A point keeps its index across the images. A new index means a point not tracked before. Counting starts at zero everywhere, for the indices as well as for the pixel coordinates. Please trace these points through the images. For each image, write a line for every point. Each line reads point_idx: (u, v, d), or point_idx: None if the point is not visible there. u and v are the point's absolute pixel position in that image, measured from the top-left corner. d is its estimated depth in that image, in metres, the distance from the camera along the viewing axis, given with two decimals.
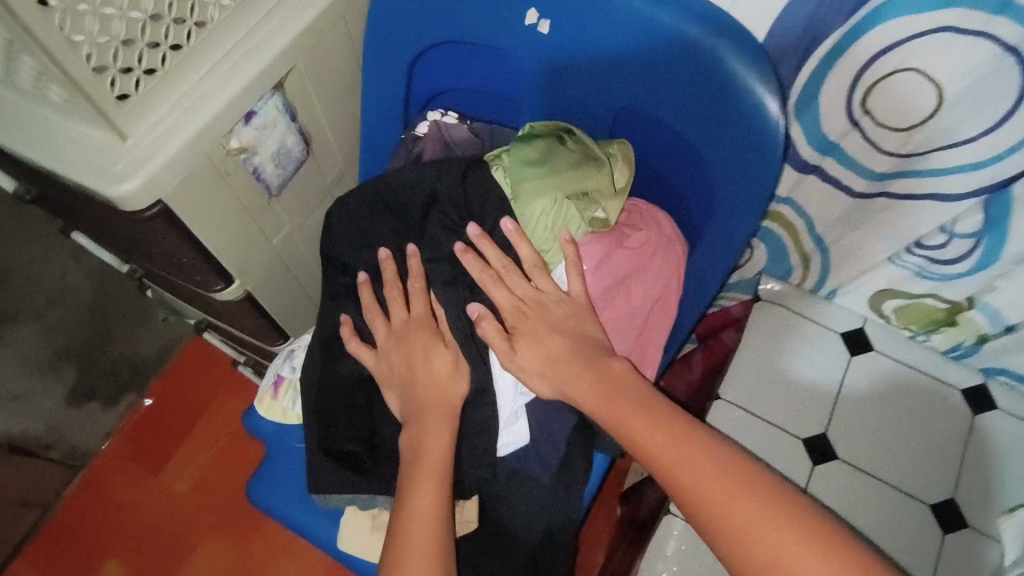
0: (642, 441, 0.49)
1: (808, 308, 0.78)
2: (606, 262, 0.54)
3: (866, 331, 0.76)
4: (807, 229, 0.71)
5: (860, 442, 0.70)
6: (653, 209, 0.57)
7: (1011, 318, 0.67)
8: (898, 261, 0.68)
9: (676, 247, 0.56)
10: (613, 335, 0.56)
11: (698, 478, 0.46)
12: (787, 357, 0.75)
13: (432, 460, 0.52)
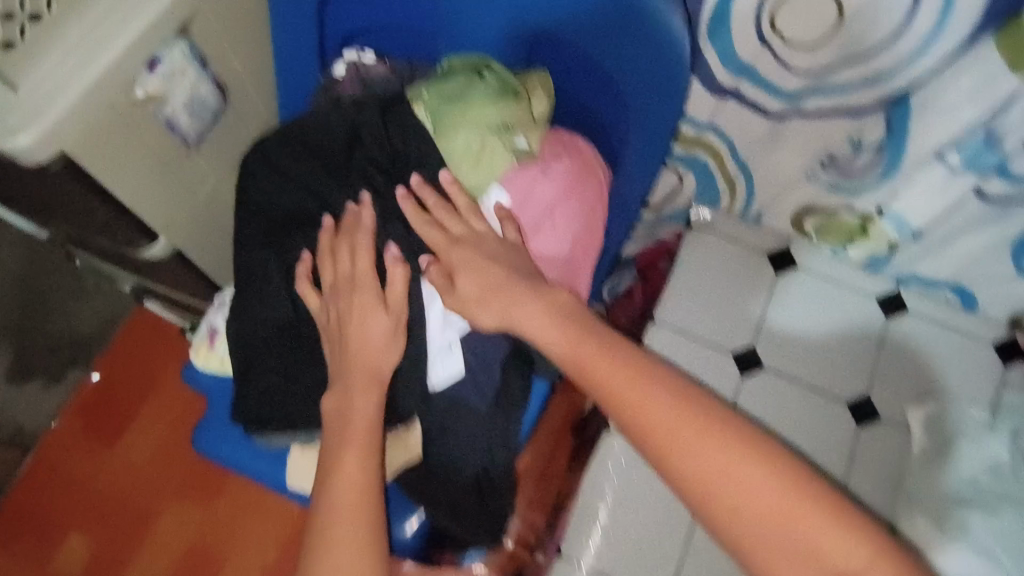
0: (597, 379, 0.48)
1: (739, 235, 0.81)
2: (530, 192, 0.55)
3: (790, 250, 0.80)
4: (731, 154, 0.73)
5: (783, 354, 0.77)
6: (574, 137, 0.58)
7: (915, 222, 0.70)
8: (815, 177, 0.71)
9: (597, 173, 0.57)
10: (542, 264, 0.56)
11: (655, 418, 0.46)
12: (721, 280, 0.79)
13: (356, 426, 0.52)
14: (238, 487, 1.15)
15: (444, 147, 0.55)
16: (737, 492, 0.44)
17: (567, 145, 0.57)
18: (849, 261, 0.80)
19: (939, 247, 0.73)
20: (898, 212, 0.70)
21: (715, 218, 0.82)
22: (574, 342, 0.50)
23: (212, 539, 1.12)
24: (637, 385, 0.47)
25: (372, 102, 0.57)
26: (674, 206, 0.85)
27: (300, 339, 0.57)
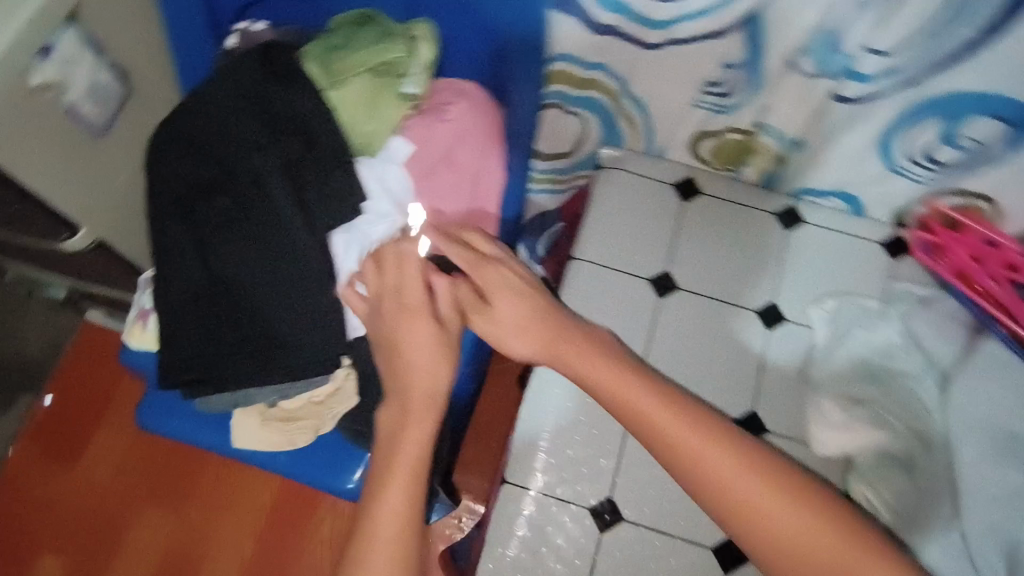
0: (654, 432, 0.51)
1: (660, 171, 0.80)
2: (433, 135, 0.59)
3: (797, 209, 0.78)
4: (716, 111, 0.68)
5: (729, 295, 0.75)
6: (457, 82, 0.61)
7: (901, 158, 0.65)
8: (712, 114, 0.69)
9: (485, 107, 0.60)
10: (443, 204, 0.60)
11: (714, 463, 0.50)
12: (658, 218, 0.78)
13: (409, 454, 0.51)
14: (216, 488, 1.06)
15: (336, 100, 0.56)
16: (800, 541, 0.48)
17: (477, 110, 0.60)
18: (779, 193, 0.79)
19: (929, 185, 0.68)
20: (887, 149, 0.65)
21: (627, 156, 0.81)
22: (626, 392, 0.53)
23: (194, 544, 1.04)
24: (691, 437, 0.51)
25: (255, 57, 0.56)
26: (590, 154, 0.83)
27: (246, 298, 0.55)
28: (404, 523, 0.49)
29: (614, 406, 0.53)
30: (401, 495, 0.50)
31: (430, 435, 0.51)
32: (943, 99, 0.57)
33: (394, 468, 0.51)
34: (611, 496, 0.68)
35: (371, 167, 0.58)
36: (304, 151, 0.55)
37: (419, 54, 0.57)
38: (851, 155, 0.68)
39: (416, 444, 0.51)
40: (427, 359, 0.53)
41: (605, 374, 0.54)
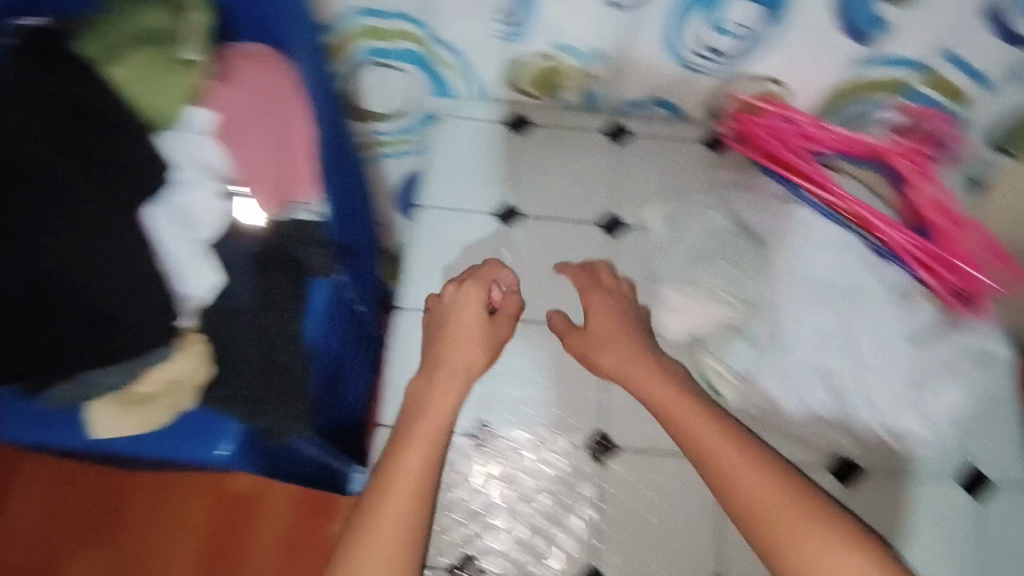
0: (671, 415, 0.61)
1: (485, 110, 0.84)
2: (230, 101, 0.61)
3: (621, 122, 0.83)
4: (514, 39, 0.73)
5: (568, 214, 0.80)
6: (244, 49, 0.63)
7: (685, 53, 0.72)
8: (507, 43, 0.74)
9: (276, 70, 0.62)
10: (252, 167, 0.61)
11: (704, 438, 0.58)
12: (489, 153, 0.82)
13: (431, 418, 0.62)
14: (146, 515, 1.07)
15: (123, 78, 0.59)
16: (768, 505, 0.54)
17: (263, 70, 0.62)
18: (601, 111, 0.83)
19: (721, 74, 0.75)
20: (670, 46, 0.71)
21: (455, 102, 0.84)
22: (652, 379, 0.64)
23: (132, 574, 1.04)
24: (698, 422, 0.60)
25: (21, 45, 0.57)
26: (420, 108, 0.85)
27: (66, 285, 0.55)
28: (419, 480, 0.58)
29: (642, 394, 0.64)
30: (415, 455, 0.60)
31: (455, 400, 0.65)
32: None
33: (418, 425, 0.62)
34: (484, 418, 0.71)
35: (175, 142, 0.60)
36: (94, 134, 0.57)
37: (192, 22, 0.60)
38: (641, 59, 0.73)
39: (440, 408, 0.64)
40: (464, 335, 0.68)
41: (637, 368, 0.64)
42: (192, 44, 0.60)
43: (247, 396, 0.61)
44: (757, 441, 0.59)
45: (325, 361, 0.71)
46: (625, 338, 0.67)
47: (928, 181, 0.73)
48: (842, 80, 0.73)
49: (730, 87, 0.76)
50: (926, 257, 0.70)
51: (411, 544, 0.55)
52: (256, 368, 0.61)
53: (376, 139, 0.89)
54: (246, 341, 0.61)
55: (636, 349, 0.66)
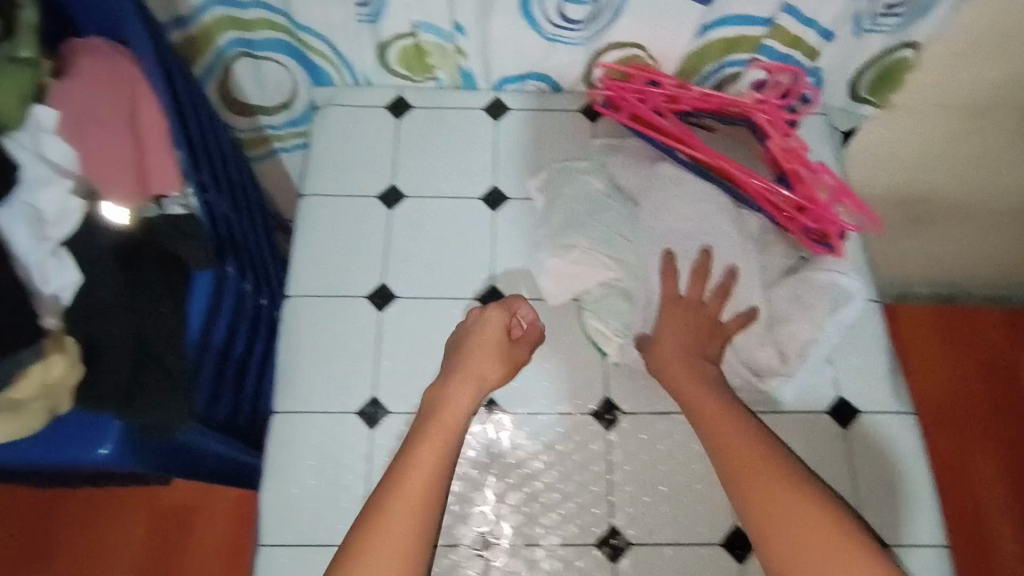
0: (696, 408, 0.62)
1: (366, 97, 0.84)
2: (72, 96, 0.61)
3: (500, 99, 0.85)
4: (378, 23, 0.74)
5: (452, 191, 0.81)
6: (83, 43, 0.62)
7: (546, 24, 0.74)
8: (371, 26, 0.74)
9: (118, 59, 0.61)
10: (100, 161, 0.61)
11: (727, 431, 0.59)
12: (373, 139, 0.83)
13: (447, 420, 0.61)
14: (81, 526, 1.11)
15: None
16: (773, 497, 0.54)
17: (101, 62, 0.61)
18: (481, 91, 0.85)
19: (585, 43, 0.77)
20: (530, 18, 0.73)
21: (335, 90, 0.84)
22: (680, 372, 0.65)
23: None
24: (718, 418, 0.60)
25: None
26: (306, 98, 0.87)
27: None
28: (428, 482, 0.57)
29: (671, 385, 0.65)
30: (428, 454, 0.59)
31: (471, 405, 0.63)
32: None
33: (434, 426, 0.61)
34: (374, 397, 0.72)
35: (18, 142, 0.58)
36: None
37: (21, 17, 0.56)
38: (504, 32, 0.75)
39: (453, 415, 0.62)
40: (486, 357, 0.66)
41: (671, 361, 0.66)
42: (23, 43, 0.56)
43: (119, 387, 0.62)
44: (776, 441, 0.59)
45: (210, 358, 0.75)
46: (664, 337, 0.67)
47: (786, 134, 0.76)
48: (696, 46, 0.77)
49: (597, 55, 0.79)
50: (786, 204, 0.72)
51: (415, 545, 0.54)
52: (126, 358, 0.62)
53: (269, 131, 0.92)
54: (115, 332, 0.62)
55: (671, 343, 0.66)
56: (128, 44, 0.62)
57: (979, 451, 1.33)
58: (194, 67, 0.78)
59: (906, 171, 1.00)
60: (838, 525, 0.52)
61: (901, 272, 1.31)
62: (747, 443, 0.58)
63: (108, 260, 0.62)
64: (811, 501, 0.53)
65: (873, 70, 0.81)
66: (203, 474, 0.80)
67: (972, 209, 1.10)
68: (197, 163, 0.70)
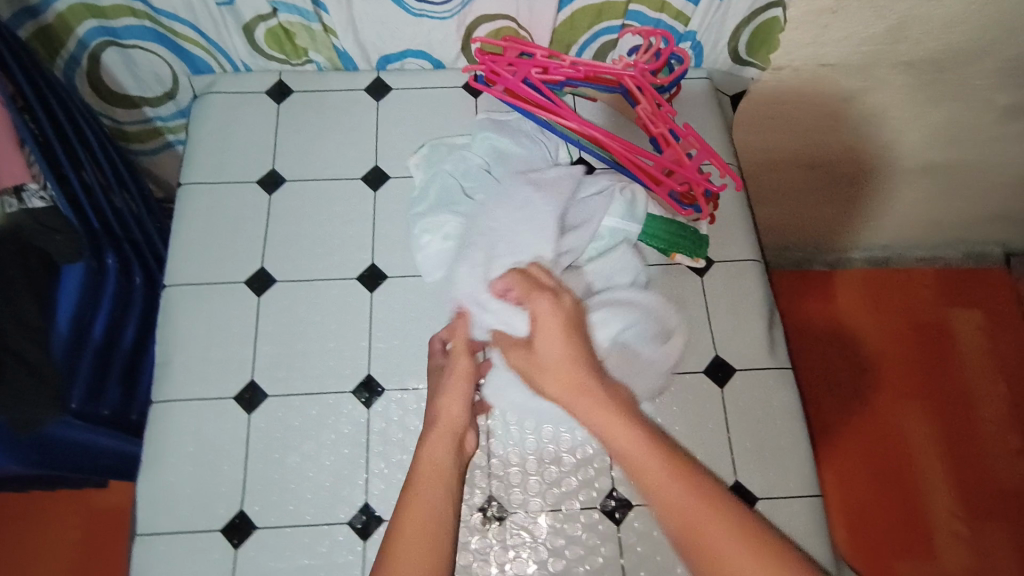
0: (638, 469, 0.53)
1: (246, 83, 0.84)
2: None
3: (381, 79, 0.85)
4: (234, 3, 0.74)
5: (333, 173, 0.81)
6: None
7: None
8: (229, 8, 0.74)
9: None
10: None
11: (661, 488, 0.51)
12: (252, 124, 0.82)
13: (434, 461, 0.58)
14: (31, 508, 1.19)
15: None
16: (729, 560, 0.47)
17: None
18: (362, 72, 0.85)
19: (451, 17, 0.77)
20: None
21: (213, 78, 0.84)
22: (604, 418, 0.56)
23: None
24: (658, 475, 0.52)
25: None
26: (188, 88, 0.86)
27: None
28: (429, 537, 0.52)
29: (597, 428, 0.56)
30: (417, 512, 0.53)
31: (451, 450, 0.60)
32: None
33: (418, 479, 0.56)
34: (252, 381, 0.72)
35: None
36: None
37: None
38: (367, 8, 0.75)
39: (437, 460, 0.58)
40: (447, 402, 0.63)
41: (589, 397, 0.57)
42: None
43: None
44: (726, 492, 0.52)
45: (89, 352, 0.75)
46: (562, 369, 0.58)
47: (656, 99, 0.75)
48: (564, 17, 0.78)
49: (468, 30, 0.80)
50: (652, 168, 0.72)
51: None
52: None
53: (159, 124, 0.92)
54: None
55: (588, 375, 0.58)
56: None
57: (913, 411, 1.32)
58: (57, 56, 0.78)
59: (800, 132, 1.01)
60: None
61: (822, 234, 1.33)
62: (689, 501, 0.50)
63: None
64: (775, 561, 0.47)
65: (748, 28, 0.82)
66: (96, 462, 0.83)
67: (876, 167, 1.11)
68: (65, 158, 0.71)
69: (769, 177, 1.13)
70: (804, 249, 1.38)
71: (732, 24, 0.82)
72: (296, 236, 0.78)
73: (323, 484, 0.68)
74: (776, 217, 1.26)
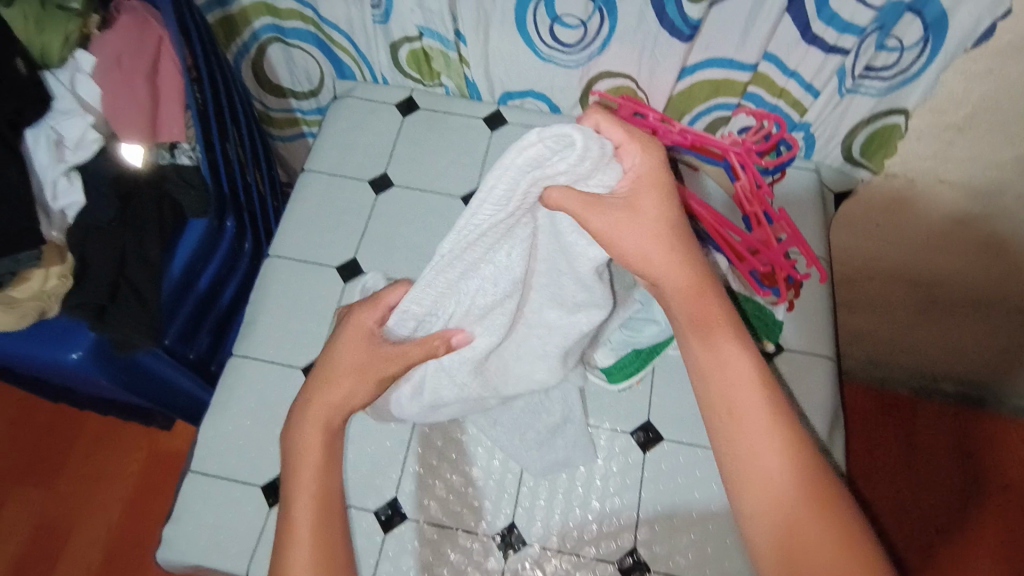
0: (720, 370, 0.50)
1: (382, 94, 0.92)
2: (104, 46, 0.71)
3: (500, 112, 0.91)
4: (386, 26, 0.83)
5: (438, 188, 0.87)
6: (146, 7, 0.73)
7: (538, 46, 0.80)
8: (383, 26, 0.82)
9: (154, 27, 0.72)
10: (118, 114, 0.71)
11: (732, 378, 0.50)
12: (377, 131, 0.90)
13: (308, 470, 0.54)
14: (110, 429, 1.29)
15: (6, 16, 0.67)
16: (767, 466, 0.47)
17: (138, 24, 0.72)
18: (485, 103, 0.92)
19: (576, 69, 0.82)
20: (527, 36, 0.78)
21: (354, 84, 0.93)
22: (751, 422, 0.48)
23: (84, 490, 1.24)
24: (748, 381, 0.49)
25: None
26: (331, 89, 0.96)
27: None
28: (321, 535, 0.52)
29: (702, 374, 0.51)
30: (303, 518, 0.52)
31: (331, 452, 0.55)
32: None
33: (303, 458, 0.54)
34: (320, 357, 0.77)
35: (55, 77, 0.71)
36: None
37: None
38: (501, 46, 0.81)
39: (316, 465, 0.54)
40: (344, 365, 0.57)
41: (736, 393, 0.49)
42: None
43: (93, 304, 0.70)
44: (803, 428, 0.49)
45: (191, 300, 0.83)
46: (722, 328, 0.51)
47: (756, 179, 0.73)
48: (682, 87, 0.82)
49: (589, 83, 0.85)
50: (739, 244, 0.70)
51: None
52: (104, 282, 0.71)
53: (299, 115, 1.03)
54: (100, 258, 0.72)
55: (733, 345, 0.50)
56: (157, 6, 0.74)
57: (980, 559, 1.22)
58: (232, 42, 0.89)
59: (907, 246, 0.98)
60: (849, 534, 0.45)
61: (911, 356, 1.26)
62: (786, 502, 0.46)
63: (108, 192, 0.72)
64: (812, 490, 0.46)
65: (865, 131, 0.81)
66: (174, 399, 0.90)
67: (988, 297, 1.04)
68: (215, 125, 0.79)
69: (866, 285, 1.10)
70: (890, 366, 1.31)
71: (850, 122, 0.81)
72: (391, 236, 0.84)
73: (361, 470, 0.72)
74: (865, 326, 1.21)
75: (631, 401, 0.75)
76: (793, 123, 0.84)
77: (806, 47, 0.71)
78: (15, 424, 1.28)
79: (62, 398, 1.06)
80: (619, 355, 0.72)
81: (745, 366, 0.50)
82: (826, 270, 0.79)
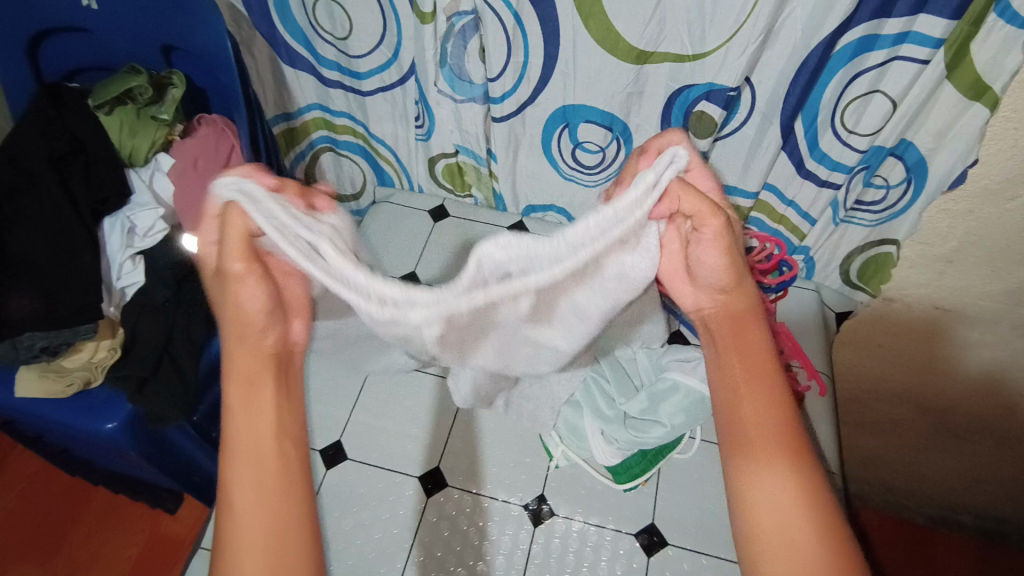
0: (754, 487, 0.46)
1: (418, 202, 1.02)
2: (182, 151, 0.83)
3: (522, 223, 1.00)
4: (426, 143, 0.93)
5: None
6: (224, 121, 0.85)
7: (560, 166, 0.89)
8: (424, 143, 0.93)
9: (228, 138, 0.84)
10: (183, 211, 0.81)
11: (764, 494, 0.46)
12: (411, 234, 0.98)
13: (247, 435, 0.47)
14: (117, 506, 1.30)
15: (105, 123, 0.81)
16: None
17: (215, 135, 0.84)
18: (509, 214, 1.01)
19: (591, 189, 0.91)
20: (551, 157, 0.88)
21: (394, 192, 1.03)
22: (794, 531, 0.44)
23: (80, 568, 1.23)
24: (784, 499, 0.45)
25: (42, 95, 0.79)
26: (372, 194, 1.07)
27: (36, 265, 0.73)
28: (267, 524, 0.45)
29: (734, 488, 0.47)
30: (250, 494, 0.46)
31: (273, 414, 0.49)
32: (558, 109, 0.80)
33: (237, 411, 0.48)
34: (338, 441, 0.81)
35: (137, 173, 0.84)
36: (97, 141, 0.80)
37: (172, 92, 0.81)
38: (528, 166, 0.91)
39: (260, 430, 0.48)
40: (234, 317, 0.48)
41: (767, 512, 0.45)
42: (163, 108, 0.81)
43: (137, 376, 0.75)
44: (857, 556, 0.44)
45: None
46: (772, 441, 0.47)
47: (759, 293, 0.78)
48: None
49: None
50: None
51: None
52: (148, 357, 0.77)
53: None
54: (150, 334, 0.78)
55: (771, 461, 0.46)
56: (234, 121, 0.86)
57: None
58: (290, 150, 1.00)
59: (908, 370, 1.01)
60: None
61: (925, 482, 1.24)
62: None
63: (165, 275, 0.81)
64: None
65: (861, 257, 0.88)
66: (190, 475, 0.92)
67: (998, 427, 1.05)
68: None
69: (874, 407, 1.12)
70: (903, 493, 1.30)
71: (846, 249, 0.89)
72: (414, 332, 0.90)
73: (370, 554, 0.73)
74: (873, 446, 1.22)
75: (636, 502, 0.76)
76: (794, 246, 0.92)
77: (802, 180, 0.80)
78: (22, 498, 1.29)
79: (78, 470, 1.08)
80: (626, 456, 0.74)
81: (779, 483, 0.46)
82: (825, 384, 0.83)
